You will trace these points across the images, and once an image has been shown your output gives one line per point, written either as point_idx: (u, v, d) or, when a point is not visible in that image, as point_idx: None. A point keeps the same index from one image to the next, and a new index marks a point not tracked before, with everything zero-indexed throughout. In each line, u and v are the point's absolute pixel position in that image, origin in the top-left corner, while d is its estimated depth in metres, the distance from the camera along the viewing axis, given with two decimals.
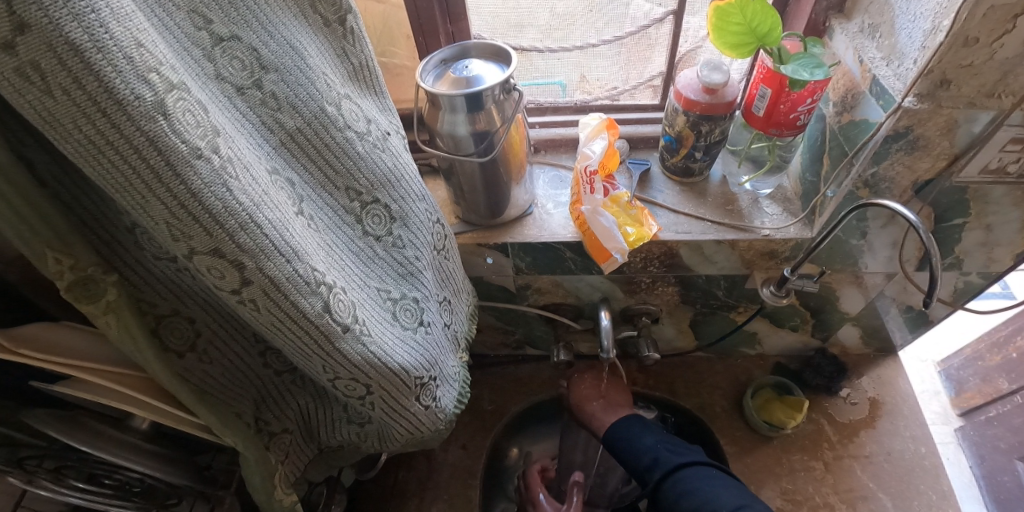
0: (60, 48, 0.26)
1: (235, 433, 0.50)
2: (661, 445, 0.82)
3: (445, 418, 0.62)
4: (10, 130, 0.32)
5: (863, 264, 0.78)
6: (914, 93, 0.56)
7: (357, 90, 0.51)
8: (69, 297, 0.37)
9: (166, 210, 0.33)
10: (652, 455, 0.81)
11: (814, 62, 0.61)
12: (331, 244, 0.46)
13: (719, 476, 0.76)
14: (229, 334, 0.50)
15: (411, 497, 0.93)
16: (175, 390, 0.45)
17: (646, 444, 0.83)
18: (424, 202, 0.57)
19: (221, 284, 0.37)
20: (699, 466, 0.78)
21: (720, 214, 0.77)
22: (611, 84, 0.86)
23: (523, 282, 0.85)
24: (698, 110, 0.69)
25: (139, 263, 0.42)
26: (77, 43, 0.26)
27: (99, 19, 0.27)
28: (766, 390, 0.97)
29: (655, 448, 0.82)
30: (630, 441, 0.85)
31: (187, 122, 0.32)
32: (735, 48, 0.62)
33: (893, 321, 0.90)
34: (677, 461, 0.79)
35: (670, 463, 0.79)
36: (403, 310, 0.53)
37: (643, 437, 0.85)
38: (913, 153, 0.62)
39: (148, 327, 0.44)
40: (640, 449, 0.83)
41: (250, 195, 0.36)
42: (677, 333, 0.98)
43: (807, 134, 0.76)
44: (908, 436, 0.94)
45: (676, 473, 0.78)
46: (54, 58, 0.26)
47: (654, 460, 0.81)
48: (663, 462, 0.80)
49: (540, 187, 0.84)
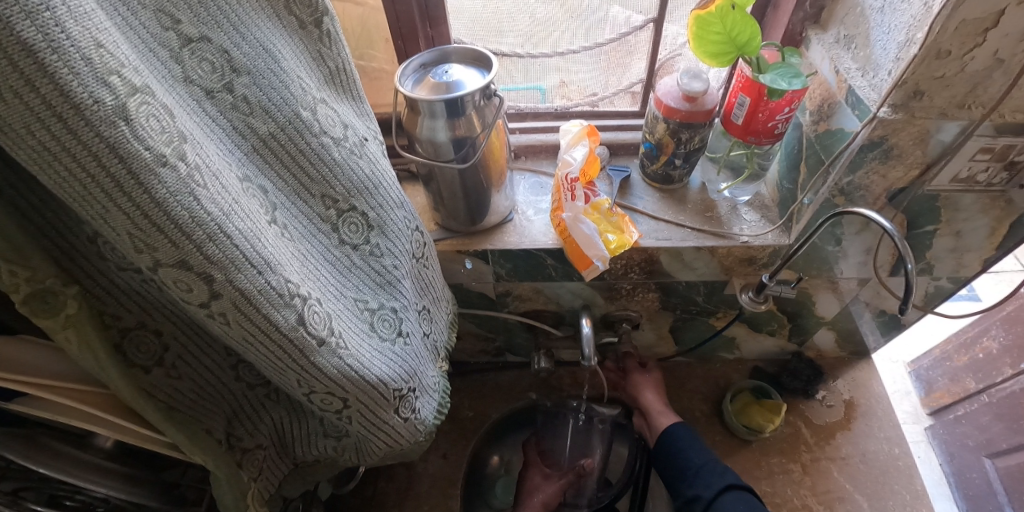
0: (10, 48, 0.24)
1: (206, 452, 0.48)
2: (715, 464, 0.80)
3: (425, 430, 0.61)
4: None
5: (838, 270, 0.79)
6: (889, 103, 0.58)
7: (333, 94, 0.49)
8: (26, 310, 0.35)
9: (128, 220, 0.31)
10: (712, 468, 0.79)
11: (792, 73, 0.62)
12: (306, 254, 0.45)
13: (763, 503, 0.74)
14: (198, 347, 0.48)
15: (391, 508, 0.91)
16: (140, 407, 0.43)
17: (700, 457, 0.81)
18: (403, 209, 0.56)
19: (188, 297, 0.35)
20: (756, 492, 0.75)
21: (699, 221, 0.78)
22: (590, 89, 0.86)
23: (504, 289, 0.84)
24: (679, 118, 0.70)
25: (102, 274, 0.40)
26: (30, 43, 0.24)
27: (55, 18, 0.25)
28: (745, 394, 0.98)
29: (713, 465, 0.80)
30: (686, 451, 0.83)
31: (152, 128, 0.30)
32: (715, 56, 0.62)
33: (867, 325, 0.92)
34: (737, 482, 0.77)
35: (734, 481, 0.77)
36: (381, 321, 0.52)
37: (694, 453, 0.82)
38: (887, 162, 0.64)
39: (112, 341, 0.41)
40: (695, 459, 0.81)
41: (219, 204, 0.34)
42: (658, 338, 0.98)
43: (784, 142, 0.77)
44: (883, 437, 0.96)
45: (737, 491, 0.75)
46: (4, 59, 0.24)
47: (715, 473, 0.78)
48: (721, 478, 0.78)
49: (520, 193, 0.84)
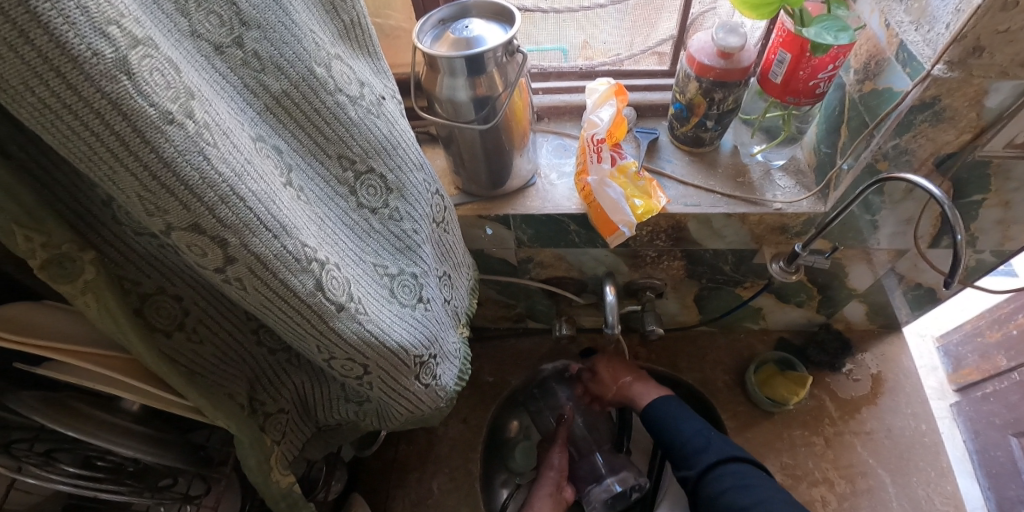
0: None
1: (226, 414, 0.47)
2: (705, 433, 0.80)
3: (445, 396, 0.60)
4: None
5: (876, 240, 0.75)
6: (945, 60, 0.53)
7: (348, 50, 0.47)
8: (44, 276, 0.35)
9: (137, 182, 0.29)
10: (701, 440, 0.79)
11: (839, 25, 0.57)
12: (323, 218, 0.43)
13: (755, 471, 0.74)
14: (219, 313, 0.47)
15: (411, 470, 0.93)
16: (161, 370, 0.42)
17: (689, 430, 0.81)
18: (422, 172, 0.54)
19: (204, 262, 0.34)
20: (745, 461, 0.76)
21: (730, 187, 0.74)
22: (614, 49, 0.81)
23: (525, 255, 0.83)
24: (712, 76, 0.65)
25: (119, 240, 0.39)
26: None
27: None
28: (769, 366, 0.96)
29: (705, 434, 0.80)
30: (673, 427, 0.82)
31: (155, 83, 0.28)
32: (756, 7, 0.58)
33: (900, 298, 0.89)
34: (727, 452, 0.77)
35: (722, 452, 0.77)
36: (401, 287, 0.51)
37: (684, 423, 0.82)
38: (938, 125, 0.59)
39: (131, 306, 0.41)
40: (682, 435, 0.81)
41: (230, 164, 0.33)
42: (681, 308, 0.96)
43: (825, 103, 0.72)
44: (910, 413, 0.93)
45: (725, 463, 0.76)
46: None
47: (706, 446, 0.78)
48: (713, 449, 0.78)
49: (543, 156, 0.81)
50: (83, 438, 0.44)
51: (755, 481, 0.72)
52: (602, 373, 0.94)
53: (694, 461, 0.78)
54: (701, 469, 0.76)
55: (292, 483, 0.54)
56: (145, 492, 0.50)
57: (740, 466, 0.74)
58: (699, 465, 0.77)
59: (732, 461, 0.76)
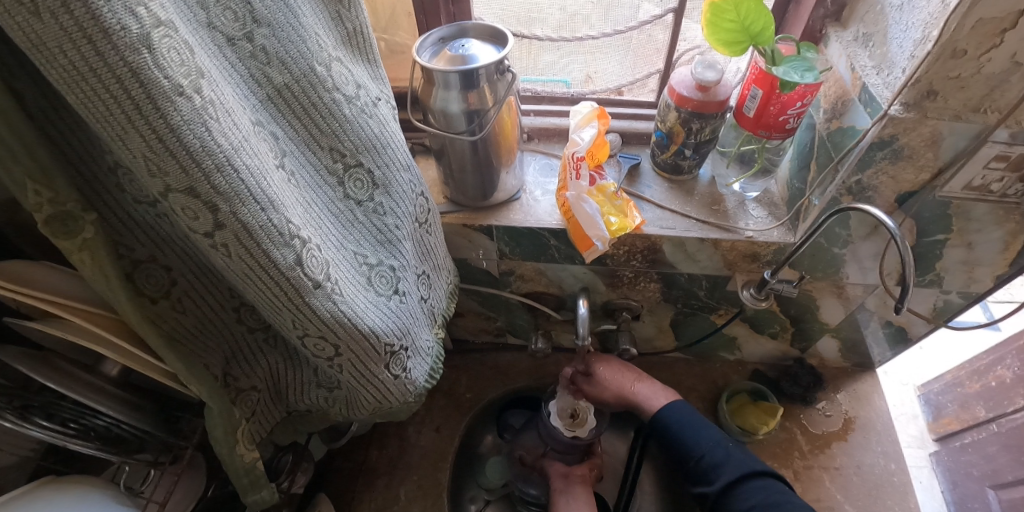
0: None
1: (200, 381, 0.48)
2: (724, 446, 0.77)
3: (414, 391, 0.62)
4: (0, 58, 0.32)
5: (844, 273, 0.78)
6: (901, 101, 0.57)
7: (349, 54, 0.51)
8: (46, 231, 0.38)
9: (144, 144, 0.32)
10: (719, 453, 0.76)
11: (805, 66, 0.62)
12: (310, 202, 0.46)
13: (778, 487, 0.71)
14: (204, 287, 0.50)
15: (380, 475, 0.93)
16: (143, 331, 0.44)
17: (706, 441, 0.77)
18: (408, 173, 0.58)
19: (195, 226, 0.37)
20: (766, 476, 0.73)
21: (705, 213, 0.78)
22: (614, 81, 0.87)
23: (507, 267, 0.86)
24: (690, 107, 0.70)
25: (119, 206, 0.42)
26: None
27: None
28: (741, 396, 0.97)
29: (724, 446, 0.77)
30: (689, 436, 0.79)
31: (172, 59, 0.31)
32: (728, 45, 0.63)
33: (872, 336, 0.91)
34: (747, 467, 0.74)
35: (742, 467, 0.74)
36: (379, 276, 0.54)
37: (701, 435, 0.78)
38: (898, 163, 0.63)
39: (123, 270, 0.44)
40: (700, 445, 0.77)
41: (230, 139, 0.36)
42: (657, 331, 0.98)
43: (797, 139, 0.77)
44: (879, 451, 0.94)
45: (746, 479, 0.73)
46: None
47: (725, 459, 0.75)
48: (731, 464, 0.75)
49: (530, 174, 0.85)
50: (60, 389, 0.45)
51: (780, 497, 0.69)
52: (605, 375, 0.90)
53: (714, 476, 0.74)
54: (721, 485, 0.73)
55: (256, 459, 0.55)
56: (113, 452, 0.51)
57: (763, 482, 0.71)
58: (717, 482, 0.73)
59: (752, 477, 0.73)
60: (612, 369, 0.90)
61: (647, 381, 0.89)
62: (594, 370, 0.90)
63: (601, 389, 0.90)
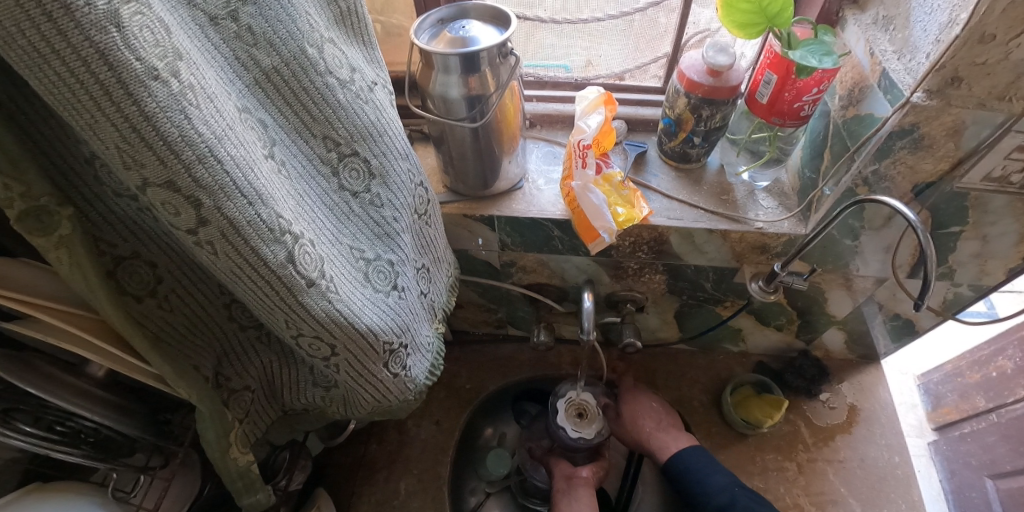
0: None
1: (189, 384, 0.46)
2: (733, 490, 0.77)
3: (414, 389, 0.60)
4: None
5: (855, 266, 0.76)
6: (923, 89, 0.54)
7: (343, 36, 0.47)
8: (20, 228, 0.35)
9: (117, 134, 0.29)
10: (727, 496, 0.77)
11: (824, 50, 0.58)
12: (302, 195, 0.43)
13: None
14: (193, 284, 0.47)
15: (379, 469, 0.92)
16: (127, 333, 0.42)
17: (714, 485, 0.79)
18: (406, 162, 0.55)
19: (177, 221, 0.34)
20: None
21: (714, 204, 0.75)
22: (613, 67, 0.84)
23: (509, 259, 0.83)
24: (701, 93, 0.67)
25: (99, 200, 0.39)
26: None
27: None
28: (745, 388, 0.96)
29: (731, 490, 0.77)
30: (697, 480, 0.80)
31: (144, 39, 0.28)
32: (743, 27, 0.60)
33: (879, 328, 0.89)
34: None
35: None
36: (376, 272, 0.51)
37: (710, 478, 0.80)
38: (917, 152, 0.60)
39: (105, 268, 0.41)
40: (708, 489, 0.79)
41: (212, 127, 0.33)
42: (661, 323, 0.96)
43: (810, 127, 0.74)
44: (883, 444, 0.93)
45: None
46: None
47: (730, 503, 0.76)
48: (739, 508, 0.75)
49: (532, 162, 0.82)
50: (43, 395, 0.43)
51: None
52: (629, 415, 0.92)
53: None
54: None
55: (250, 463, 0.53)
56: (101, 459, 0.49)
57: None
58: None
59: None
60: (639, 411, 0.92)
61: (667, 428, 0.89)
62: (621, 410, 0.93)
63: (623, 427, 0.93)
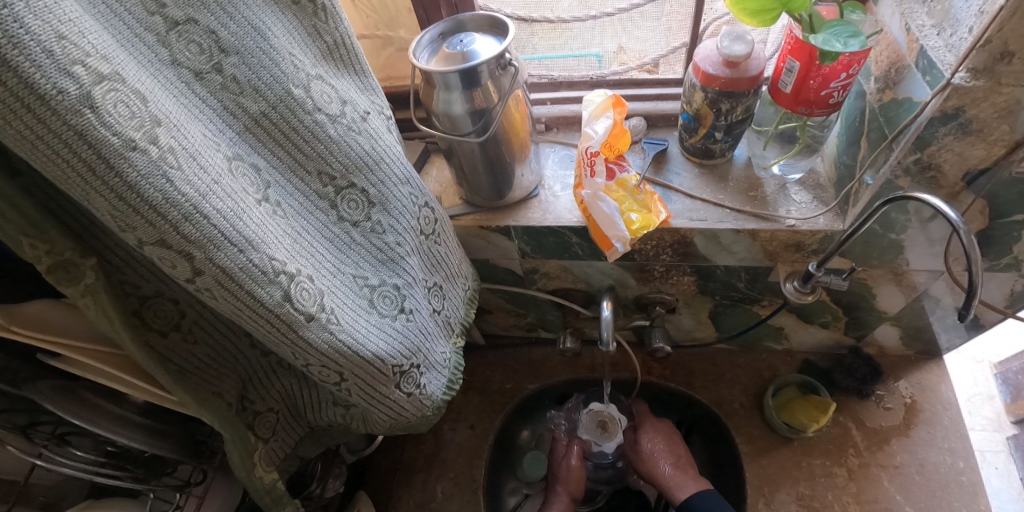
0: None
1: (212, 411, 0.49)
2: None
3: (432, 405, 0.61)
4: None
5: (904, 260, 0.70)
6: (967, 67, 0.48)
7: (332, 70, 0.48)
8: (50, 280, 0.38)
9: (107, 203, 0.32)
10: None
11: (849, 31, 0.54)
12: (299, 232, 0.45)
13: None
14: (213, 317, 0.51)
15: (417, 472, 0.95)
16: (151, 368, 0.45)
17: None
18: (408, 186, 0.55)
19: (175, 273, 0.36)
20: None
21: (741, 201, 0.71)
22: (648, 55, 0.81)
23: (530, 266, 0.83)
24: (718, 86, 0.63)
25: (120, 248, 0.42)
26: None
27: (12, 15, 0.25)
28: (790, 389, 0.91)
29: None
30: None
31: (120, 114, 0.30)
32: (755, 14, 0.56)
33: (940, 323, 0.81)
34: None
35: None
36: (382, 297, 0.52)
37: None
38: (964, 139, 0.54)
39: (131, 308, 0.45)
40: None
41: (197, 185, 0.35)
42: (695, 323, 0.93)
43: (845, 111, 0.68)
44: (947, 448, 0.85)
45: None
46: None
47: None
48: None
49: (548, 166, 0.80)
50: (88, 425, 0.48)
51: None
52: (647, 447, 0.91)
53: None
54: None
55: (275, 480, 0.56)
56: (145, 479, 0.55)
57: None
58: None
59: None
60: (656, 441, 0.91)
61: (682, 467, 0.88)
62: (639, 437, 0.93)
63: (640, 454, 0.92)
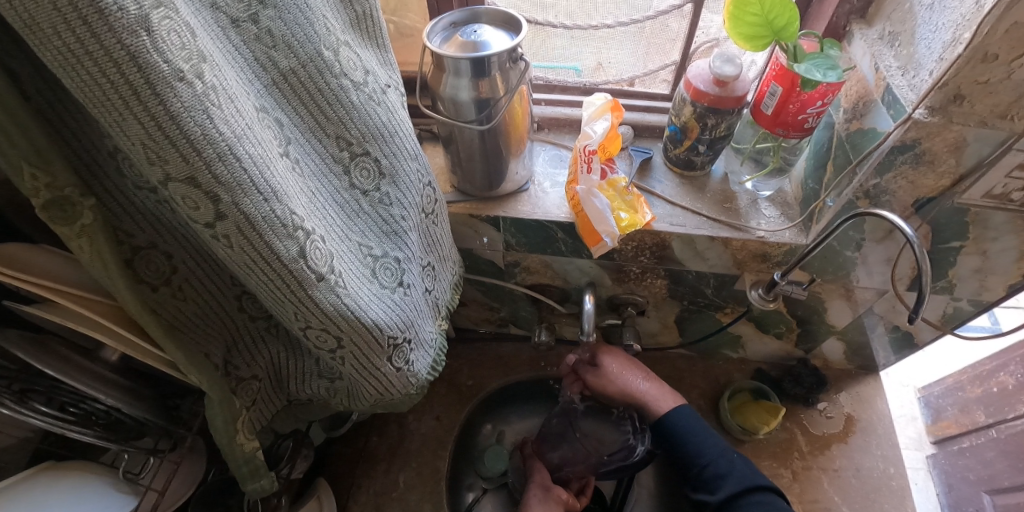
0: None
1: (201, 373, 0.48)
2: (727, 456, 0.78)
3: (416, 384, 0.62)
4: None
5: (854, 277, 0.77)
6: (926, 105, 0.55)
7: (357, 39, 0.49)
8: (44, 216, 0.35)
9: (142, 130, 0.31)
10: (722, 465, 0.76)
11: (828, 64, 0.60)
12: (314, 192, 0.45)
13: (777, 501, 0.72)
14: (205, 274, 0.49)
15: (380, 461, 0.93)
16: (144, 320, 0.43)
17: (711, 451, 0.78)
18: (416, 162, 0.56)
19: (195, 216, 0.36)
20: (768, 492, 0.73)
21: (717, 211, 0.76)
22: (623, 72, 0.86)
23: (513, 259, 0.85)
24: (707, 102, 0.68)
25: (120, 191, 0.40)
26: None
27: None
28: (743, 394, 0.97)
29: (727, 458, 0.77)
30: (693, 443, 0.79)
31: (172, 42, 0.30)
32: (750, 39, 0.61)
33: (878, 340, 0.90)
34: (750, 480, 0.75)
35: (744, 481, 0.74)
36: (383, 269, 0.53)
37: (705, 444, 0.79)
38: (918, 168, 0.61)
39: (124, 257, 0.42)
40: (704, 455, 0.78)
41: (232, 126, 0.35)
42: (662, 327, 0.97)
43: (814, 139, 0.75)
44: (879, 454, 0.94)
45: (748, 493, 0.73)
46: None
47: (727, 472, 0.76)
48: (733, 477, 0.75)
49: (538, 164, 0.83)
50: (60, 377, 0.46)
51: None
52: (611, 368, 0.88)
53: (715, 486, 0.75)
54: (723, 496, 0.74)
55: (255, 450, 0.56)
56: (112, 439, 0.51)
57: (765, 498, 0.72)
58: (717, 497, 0.74)
59: (755, 491, 0.73)
60: (621, 363, 0.89)
61: (655, 382, 0.87)
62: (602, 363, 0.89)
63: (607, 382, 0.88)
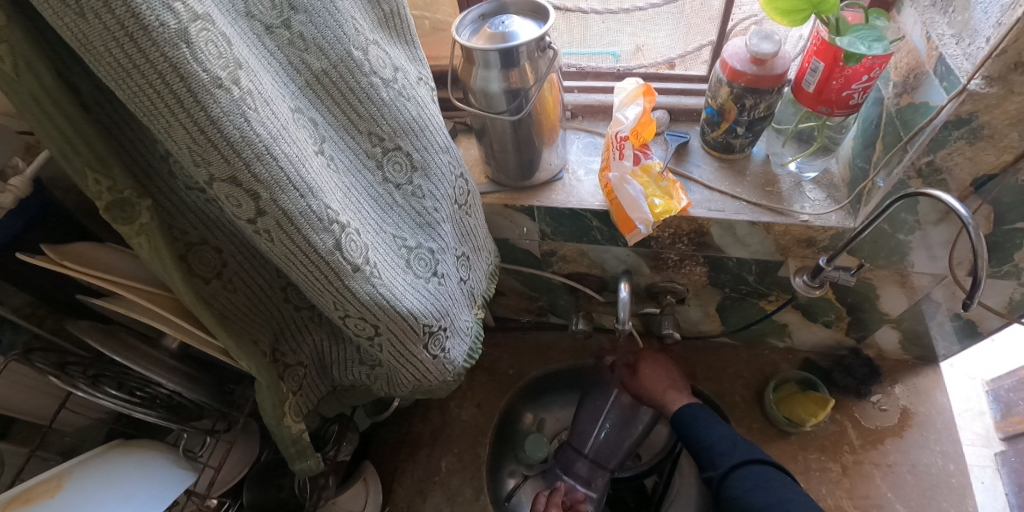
0: None
1: (249, 358, 0.51)
2: (731, 437, 0.76)
3: (453, 371, 0.63)
4: (58, 55, 0.33)
5: (909, 262, 0.73)
6: (983, 75, 0.51)
7: (386, 37, 0.50)
8: (107, 217, 0.39)
9: (187, 135, 0.34)
10: (727, 443, 0.75)
11: (874, 35, 0.56)
12: (349, 187, 0.47)
13: (779, 475, 0.71)
14: (253, 268, 0.52)
15: (422, 447, 0.96)
16: (196, 310, 0.46)
17: (715, 432, 0.77)
18: (447, 155, 0.58)
19: (239, 213, 0.39)
20: (767, 465, 0.72)
21: (758, 195, 0.74)
22: (663, 53, 0.85)
23: (548, 248, 0.85)
24: (744, 82, 0.66)
25: (173, 192, 0.43)
26: None
27: None
28: (790, 385, 0.94)
29: (732, 438, 0.76)
30: (696, 427, 0.79)
31: (210, 52, 0.32)
32: (786, 14, 0.59)
33: (939, 328, 0.84)
34: (752, 455, 0.74)
35: (747, 455, 0.73)
36: (418, 259, 0.54)
37: (713, 429, 0.78)
38: (975, 143, 0.57)
39: (178, 253, 0.46)
40: (707, 436, 0.77)
41: (268, 128, 0.37)
42: (703, 316, 0.95)
43: (862, 116, 0.71)
44: (938, 450, 0.88)
45: (748, 464, 0.72)
46: None
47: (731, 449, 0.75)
48: (736, 452, 0.74)
49: (572, 152, 0.83)
50: (125, 363, 0.50)
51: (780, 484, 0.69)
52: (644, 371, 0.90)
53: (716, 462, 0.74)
54: (725, 469, 0.72)
55: (301, 431, 0.59)
56: (173, 420, 0.56)
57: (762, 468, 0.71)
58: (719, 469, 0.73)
59: (757, 464, 0.72)
60: (657, 369, 0.89)
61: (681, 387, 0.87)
62: (638, 366, 0.91)
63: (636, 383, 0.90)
